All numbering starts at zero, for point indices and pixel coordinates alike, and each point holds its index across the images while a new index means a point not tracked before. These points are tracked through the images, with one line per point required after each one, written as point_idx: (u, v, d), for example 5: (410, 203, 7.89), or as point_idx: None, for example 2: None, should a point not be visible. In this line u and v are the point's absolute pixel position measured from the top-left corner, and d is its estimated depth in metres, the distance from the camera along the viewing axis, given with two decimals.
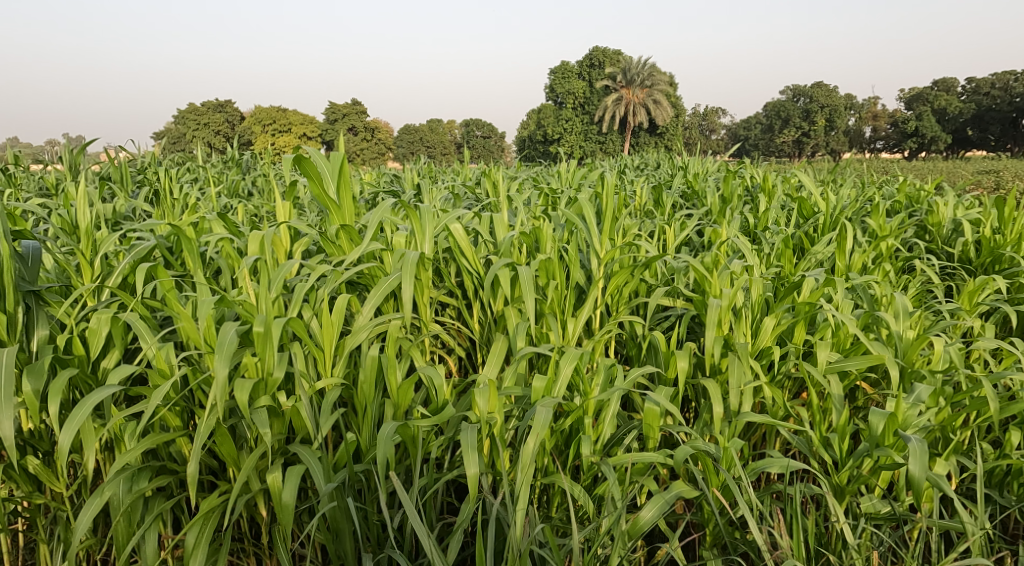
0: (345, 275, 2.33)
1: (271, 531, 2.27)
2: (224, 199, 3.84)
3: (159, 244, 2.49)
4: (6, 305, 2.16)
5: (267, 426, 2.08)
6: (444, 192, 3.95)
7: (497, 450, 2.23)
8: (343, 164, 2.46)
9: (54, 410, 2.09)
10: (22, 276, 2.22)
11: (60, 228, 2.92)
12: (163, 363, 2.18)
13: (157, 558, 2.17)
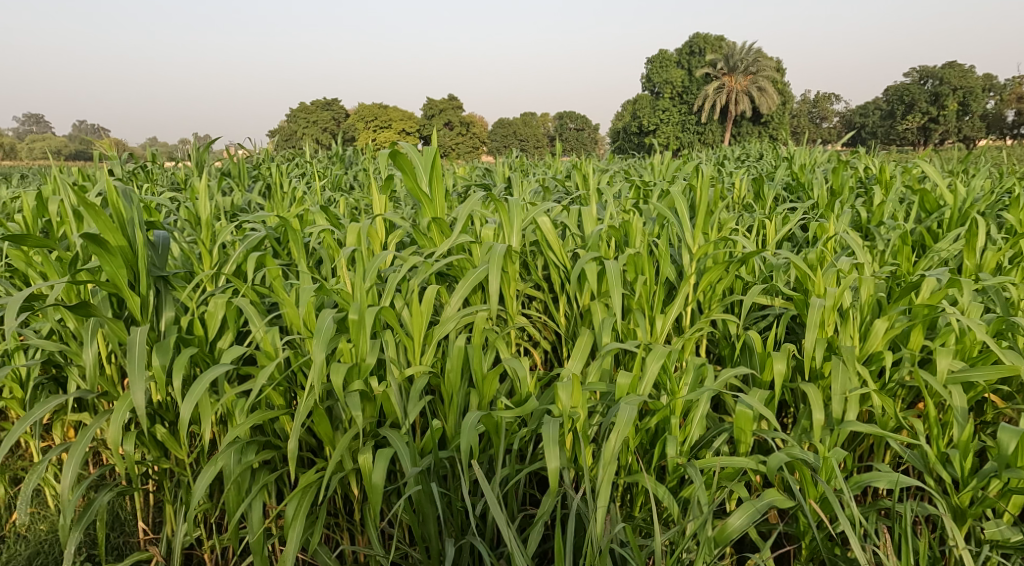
0: (435, 266, 2.32)
1: (363, 509, 2.31)
2: (328, 192, 3.94)
3: (270, 234, 2.57)
4: (140, 288, 2.28)
5: (359, 410, 2.11)
6: (534, 185, 3.93)
7: (581, 445, 2.19)
8: (436, 159, 2.46)
9: (176, 386, 2.20)
10: (154, 262, 2.36)
11: (187, 218, 3.07)
12: (269, 346, 2.25)
13: (263, 528, 2.25)
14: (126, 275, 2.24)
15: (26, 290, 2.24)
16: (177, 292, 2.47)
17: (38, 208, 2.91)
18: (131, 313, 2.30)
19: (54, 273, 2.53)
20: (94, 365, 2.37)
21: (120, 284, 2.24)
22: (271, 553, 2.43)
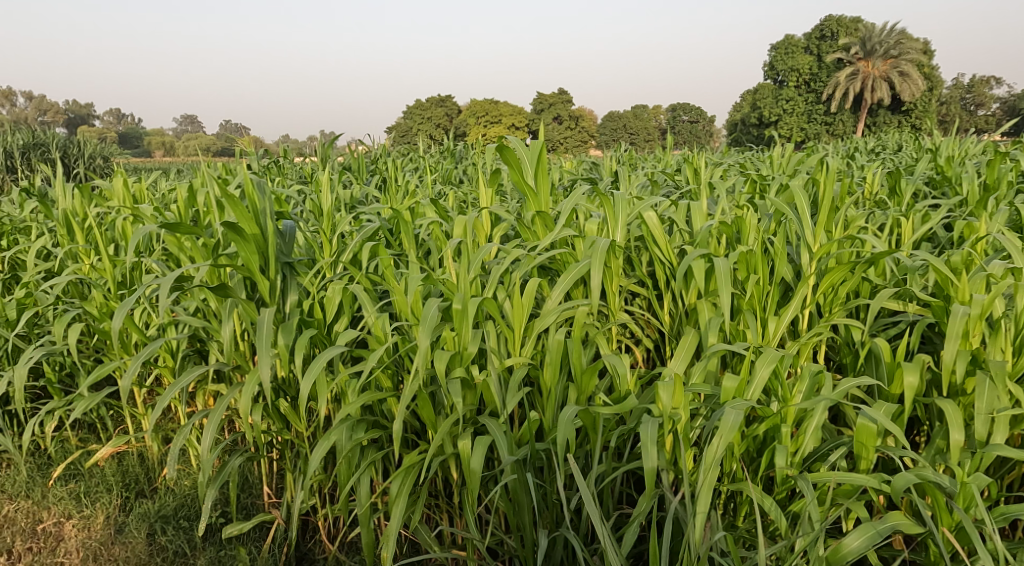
0: (538, 259, 2.27)
1: (461, 494, 2.30)
2: (439, 185, 3.98)
3: (383, 225, 2.60)
4: (270, 273, 2.38)
5: (459, 397, 2.09)
6: (643, 179, 3.82)
7: (681, 448, 2.09)
8: (543, 152, 2.39)
9: (298, 363, 2.29)
10: (282, 250, 2.46)
11: (310, 207, 3.18)
12: (379, 330, 2.27)
13: (370, 502, 2.29)
14: (259, 260, 2.34)
15: (175, 271, 2.40)
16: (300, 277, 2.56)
17: (188, 197, 3.12)
18: (260, 295, 2.40)
19: (201, 258, 2.63)
20: (231, 340, 2.49)
21: (252, 269, 2.34)
22: (377, 528, 2.48)
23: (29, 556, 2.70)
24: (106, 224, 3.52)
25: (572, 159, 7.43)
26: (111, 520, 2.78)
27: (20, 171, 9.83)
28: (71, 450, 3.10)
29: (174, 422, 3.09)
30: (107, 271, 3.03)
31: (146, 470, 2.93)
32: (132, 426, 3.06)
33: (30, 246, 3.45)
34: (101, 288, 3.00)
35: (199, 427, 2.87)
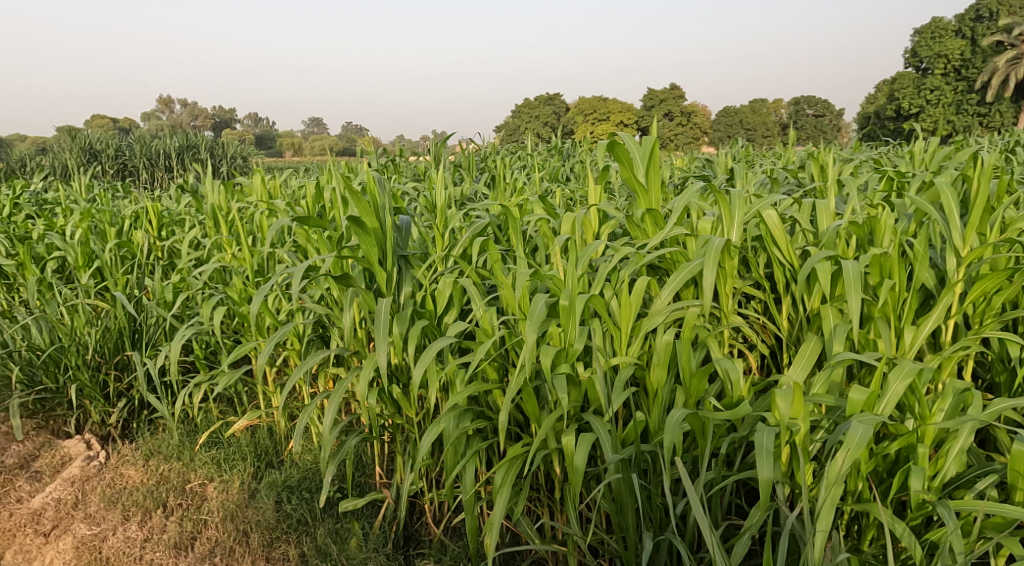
0: (648, 257, 2.16)
1: (564, 489, 2.23)
2: (549, 182, 3.92)
3: (493, 221, 2.55)
4: (387, 265, 2.43)
5: (565, 392, 2.02)
6: (763, 176, 3.60)
7: (799, 460, 1.93)
8: (655, 149, 2.27)
9: (411, 353, 2.32)
10: (398, 244, 2.50)
11: (424, 203, 3.20)
12: (486, 324, 2.25)
13: (474, 490, 2.27)
14: (377, 253, 2.41)
15: (304, 261, 2.51)
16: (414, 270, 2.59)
17: (315, 193, 3.23)
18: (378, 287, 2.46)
19: (327, 250, 2.73)
20: (351, 327, 2.58)
21: (372, 261, 2.41)
22: (480, 515, 2.49)
23: (177, 511, 2.87)
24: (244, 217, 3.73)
25: (690, 156, 7.15)
26: (244, 485, 2.91)
27: (174, 170, 10.66)
28: (212, 421, 3.28)
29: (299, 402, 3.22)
30: (247, 260, 3.20)
31: (274, 443, 3.09)
32: (264, 402, 3.21)
33: (183, 237, 3.72)
34: (241, 275, 3.18)
35: (319, 407, 2.99)
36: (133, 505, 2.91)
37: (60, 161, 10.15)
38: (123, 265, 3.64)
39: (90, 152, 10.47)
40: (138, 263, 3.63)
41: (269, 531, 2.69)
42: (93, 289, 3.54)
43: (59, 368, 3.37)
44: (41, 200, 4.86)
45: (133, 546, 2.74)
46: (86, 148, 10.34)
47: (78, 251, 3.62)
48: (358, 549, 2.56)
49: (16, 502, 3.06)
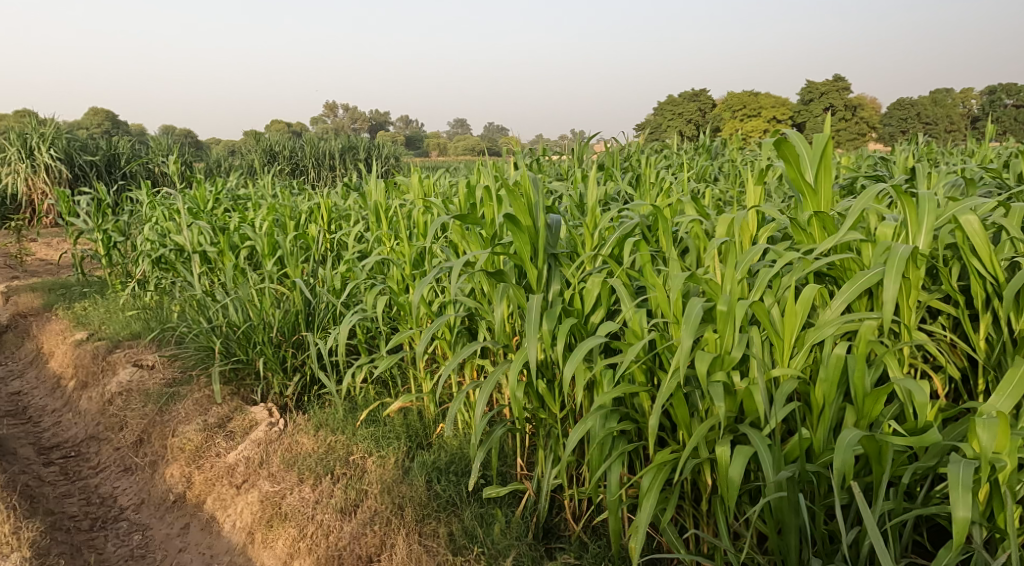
0: (816, 264, 1.95)
1: (712, 501, 2.07)
2: (704, 180, 3.72)
3: (643, 222, 2.43)
4: (538, 262, 2.51)
5: (721, 402, 1.88)
6: (953, 175, 3.21)
7: (1005, 503, 1.71)
8: (828, 146, 2.05)
9: (560, 350, 2.39)
10: (549, 241, 2.57)
11: (576, 202, 3.15)
12: (636, 325, 2.18)
13: (619, 493, 2.22)
14: (530, 250, 2.50)
15: (463, 255, 2.69)
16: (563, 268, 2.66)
17: (469, 191, 3.34)
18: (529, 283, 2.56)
19: (479, 246, 2.93)
20: (501, 321, 2.76)
21: (524, 258, 2.50)
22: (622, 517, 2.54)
23: (343, 480, 3.15)
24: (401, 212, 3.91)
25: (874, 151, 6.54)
26: (399, 462, 3.13)
27: (338, 169, 11.26)
28: (371, 401, 3.56)
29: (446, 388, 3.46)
30: (405, 252, 3.36)
31: (424, 425, 3.35)
32: (415, 386, 3.48)
33: (349, 232, 3.93)
34: (400, 267, 3.39)
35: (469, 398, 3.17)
36: (308, 469, 3.24)
37: (247, 161, 11.16)
38: (298, 256, 3.93)
39: (270, 152, 11.38)
40: (312, 254, 3.94)
41: (420, 508, 2.87)
42: (274, 275, 3.87)
43: (249, 344, 3.78)
44: (235, 194, 5.36)
45: (307, 506, 3.08)
46: (266, 149, 11.25)
47: (264, 241, 3.91)
48: (501, 536, 2.69)
49: (214, 456, 3.54)
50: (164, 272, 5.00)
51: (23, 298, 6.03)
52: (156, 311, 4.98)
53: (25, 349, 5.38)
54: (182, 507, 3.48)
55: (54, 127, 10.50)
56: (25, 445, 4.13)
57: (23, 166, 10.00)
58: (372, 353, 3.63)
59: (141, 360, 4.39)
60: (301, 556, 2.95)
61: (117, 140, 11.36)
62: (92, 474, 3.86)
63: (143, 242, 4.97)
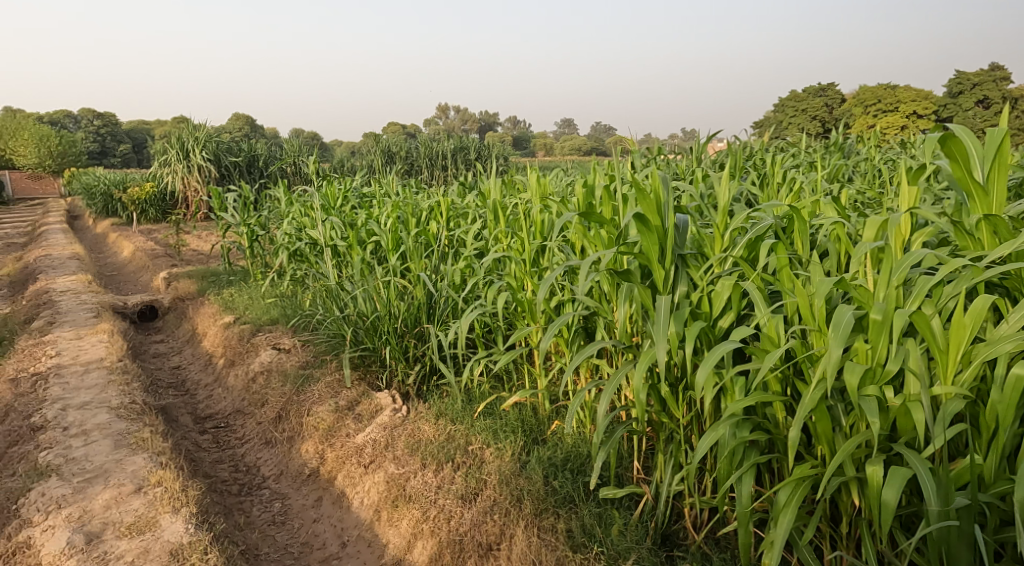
0: (988, 273, 1.79)
1: (857, 524, 1.95)
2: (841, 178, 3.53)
3: (778, 223, 2.33)
4: (665, 264, 2.58)
5: (875, 417, 1.77)
6: None
7: None
8: (1004, 143, 1.87)
9: (689, 352, 2.46)
10: (676, 243, 2.63)
11: (704, 201, 3.09)
12: (772, 331, 2.14)
13: (751, 505, 2.18)
14: (657, 250, 2.57)
15: (591, 256, 2.82)
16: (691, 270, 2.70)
17: (587, 191, 3.34)
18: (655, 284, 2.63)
19: (604, 247, 3.04)
20: (625, 322, 2.86)
21: (650, 259, 2.58)
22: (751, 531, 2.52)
23: (463, 468, 3.30)
24: (517, 212, 3.95)
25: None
26: (516, 455, 3.25)
27: (450, 170, 11.50)
28: (487, 395, 3.70)
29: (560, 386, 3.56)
30: (524, 249, 3.44)
31: (538, 421, 3.45)
32: (530, 383, 3.61)
33: (468, 230, 4.02)
34: (519, 264, 3.46)
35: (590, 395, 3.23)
36: (430, 454, 3.41)
37: (369, 160, 11.62)
38: (420, 252, 4.07)
39: (388, 152, 11.82)
40: (433, 251, 4.04)
41: (538, 502, 2.96)
42: (398, 269, 4.03)
43: (376, 333, 4.02)
44: (361, 192, 5.58)
45: (430, 490, 3.25)
46: (385, 150, 11.68)
47: (389, 237, 4.12)
48: (619, 536, 2.72)
49: (345, 436, 3.81)
50: (297, 264, 5.30)
51: (184, 285, 6.81)
52: (291, 300, 5.44)
53: (184, 329, 6.15)
54: (316, 481, 3.80)
55: (205, 131, 11.27)
56: (185, 415, 4.66)
57: (180, 167, 11.08)
58: (489, 349, 3.77)
59: (279, 343, 4.84)
60: (424, 537, 3.10)
61: (256, 142, 12.20)
62: (239, 445, 4.27)
63: (281, 236, 5.27)
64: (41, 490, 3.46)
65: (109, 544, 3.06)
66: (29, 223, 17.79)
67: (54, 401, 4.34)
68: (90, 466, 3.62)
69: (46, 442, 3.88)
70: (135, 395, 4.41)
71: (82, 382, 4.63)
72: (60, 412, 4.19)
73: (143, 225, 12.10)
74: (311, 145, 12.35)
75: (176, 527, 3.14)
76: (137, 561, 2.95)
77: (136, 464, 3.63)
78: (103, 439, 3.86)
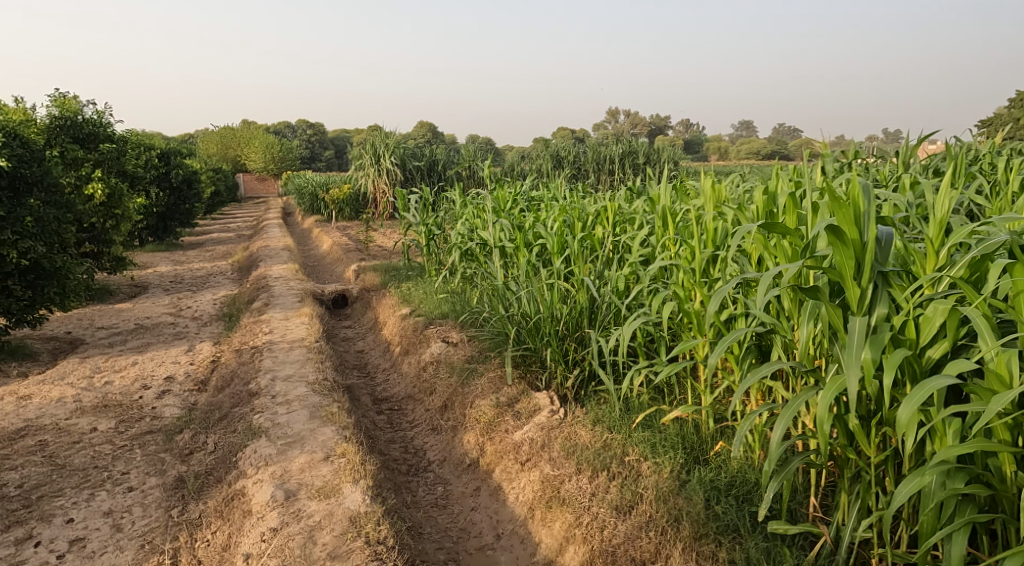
0: None
1: None
2: None
3: (1014, 239, 1.98)
4: (862, 282, 2.28)
5: None
6: None
7: None
8: None
9: (888, 384, 2.17)
10: (875, 258, 2.31)
11: (914, 211, 2.73)
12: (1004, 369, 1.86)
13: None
14: (853, 265, 2.27)
15: (772, 268, 2.55)
16: (892, 290, 2.38)
17: (767, 199, 3.05)
18: (848, 303, 2.32)
19: (786, 259, 2.75)
20: (807, 343, 2.56)
21: (844, 274, 2.28)
22: None
23: (619, 478, 3.13)
24: (687, 219, 3.74)
25: None
26: (675, 474, 3.03)
27: (617, 176, 11.32)
28: (646, 407, 3.51)
29: (727, 405, 3.28)
30: (695, 256, 3.21)
31: (700, 440, 3.20)
32: (694, 398, 3.38)
33: (635, 235, 3.85)
34: (687, 273, 3.23)
35: (766, 418, 2.97)
36: (586, 460, 3.27)
37: (537, 165, 11.71)
38: (584, 256, 3.98)
39: (556, 157, 11.83)
40: (598, 256, 3.93)
41: (699, 525, 2.76)
42: (562, 273, 3.94)
43: (538, 335, 3.96)
44: (530, 197, 5.56)
45: (583, 496, 3.13)
46: (553, 155, 11.69)
47: (554, 240, 4.06)
48: None
49: (504, 432, 3.77)
50: (468, 263, 5.35)
51: (369, 277, 7.16)
52: (461, 296, 5.53)
53: (369, 317, 6.47)
54: (475, 471, 3.80)
55: (394, 139, 11.83)
56: (365, 395, 4.86)
57: (371, 171, 11.78)
58: (651, 359, 3.57)
59: (448, 337, 4.90)
60: (575, 542, 3.00)
61: (434, 146, 12.67)
62: (409, 428, 4.40)
63: (454, 236, 5.35)
64: (254, 448, 3.72)
65: (302, 503, 3.24)
66: (249, 220, 19.75)
67: (265, 371, 4.69)
68: (291, 431, 3.85)
69: (258, 406, 4.18)
70: (329, 373, 4.68)
71: (288, 356, 4.98)
72: (270, 381, 4.50)
73: (340, 224, 13.04)
74: (485, 151, 12.62)
75: (355, 497, 3.26)
76: (322, 522, 3.09)
77: (327, 434, 3.81)
78: (301, 410, 4.09)
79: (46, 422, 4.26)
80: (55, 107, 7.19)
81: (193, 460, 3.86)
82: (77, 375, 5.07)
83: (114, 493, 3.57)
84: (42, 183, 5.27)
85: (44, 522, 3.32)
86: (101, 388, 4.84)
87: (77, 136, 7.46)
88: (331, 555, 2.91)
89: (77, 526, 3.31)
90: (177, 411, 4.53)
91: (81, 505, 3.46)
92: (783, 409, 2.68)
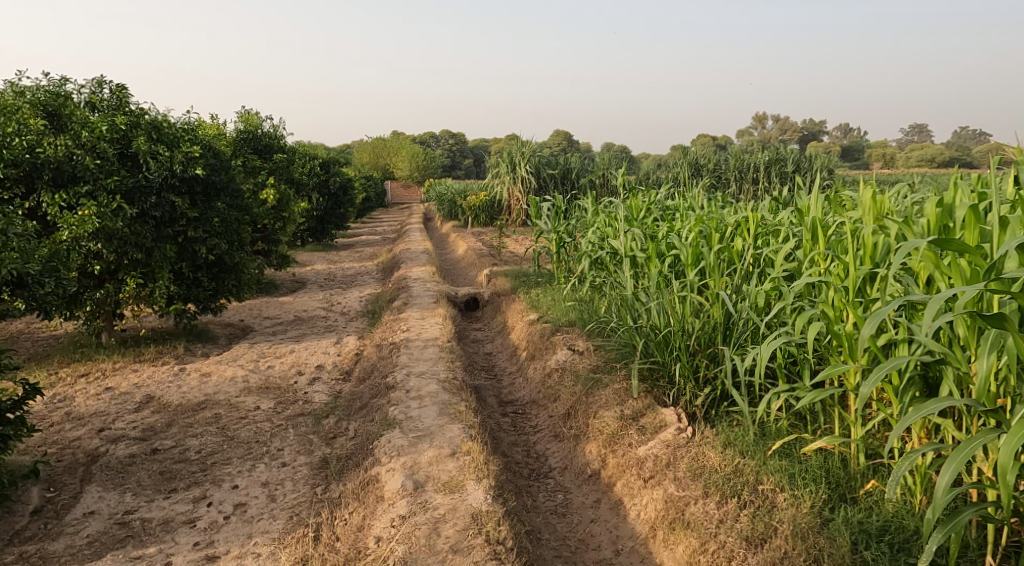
0: None
1: None
2: None
3: None
4: None
5: None
6: None
7: None
8: None
9: None
10: None
11: None
12: None
13: None
14: None
15: (945, 290, 2.20)
16: None
17: (940, 212, 2.68)
18: None
19: (962, 281, 2.38)
20: (987, 377, 2.20)
21: None
22: None
23: (751, 508, 2.84)
24: (841, 231, 3.39)
25: None
26: (816, 510, 2.72)
27: (760, 185, 10.73)
28: (784, 433, 3.19)
29: (882, 441, 2.92)
30: (848, 274, 2.87)
31: (848, 476, 2.86)
32: (843, 429, 3.04)
33: (779, 247, 3.54)
34: (839, 291, 2.90)
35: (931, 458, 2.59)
36: (713, 484, 2.99)
37: (675, 173, 11.31)
38: (721, 269, 3.71)
39: (695, 166, 11.36)
40: (736, 269, 3.65)
41: None
42: (696, 285, 3.68)
43: (668, 348, 3.72)
44: (665, 206, 5.31)
45: (710, 521, 2.85)
46: (692, 163, 11.25)
47: (688, 250, 3.79)
48: None
49: (627, 446, 3.57)
50: (597, 271, 5.16)
51: (501, 282, 7.14)
52: (588, 305, 5.36)
53: (499, 321, 6.43)
54: (596, 482, 3.62)
55: (530, 147, 11.85)
56: (491, 396, 4.80)
57: (508, 179, 11.83)
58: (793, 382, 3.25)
59: (574, 345, 4.73)
60: None
61: (570, 155, 12.57)
62: (533, 433, 4.28)
63: (584, 243, 5.19)
64: (388, 437, 3.73)
65: (428, 495, 3.19)
66: (395, 225, 20.55)
67: (400, 366, 4.74)
68: (421, 425, 3.83)
69: (394, 399, 4.19)
70: (458, 372, 4.65)
71: (422, 354, 5.01)
72: (405, 376, 4.54)
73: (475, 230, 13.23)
74: (620, 159, 12.37)
75: (478, 495, 3.17)
76: (446, 516, 3.03)
77: (455, 431, 3.76)
78: (432, 405, 4.07)
79: (221, 398, 4.50)
80: (242, 122, 7.86)
81: (336, 444, 3.94)
82: (247, 357, 5.36)
83: (271, 466, 3.68)
84: (227, 190, 5.51)
85: (216, 485, 3.48)
86: (265, 371, 5.08)
87: (256, 146, 8.06)
88: (452, 550, 2.83)
89: (241, 492, 3.44)
90: (325, 396, 4.65)
91: (245, 474, 3.60)
92: (952, 450, 2.31)
